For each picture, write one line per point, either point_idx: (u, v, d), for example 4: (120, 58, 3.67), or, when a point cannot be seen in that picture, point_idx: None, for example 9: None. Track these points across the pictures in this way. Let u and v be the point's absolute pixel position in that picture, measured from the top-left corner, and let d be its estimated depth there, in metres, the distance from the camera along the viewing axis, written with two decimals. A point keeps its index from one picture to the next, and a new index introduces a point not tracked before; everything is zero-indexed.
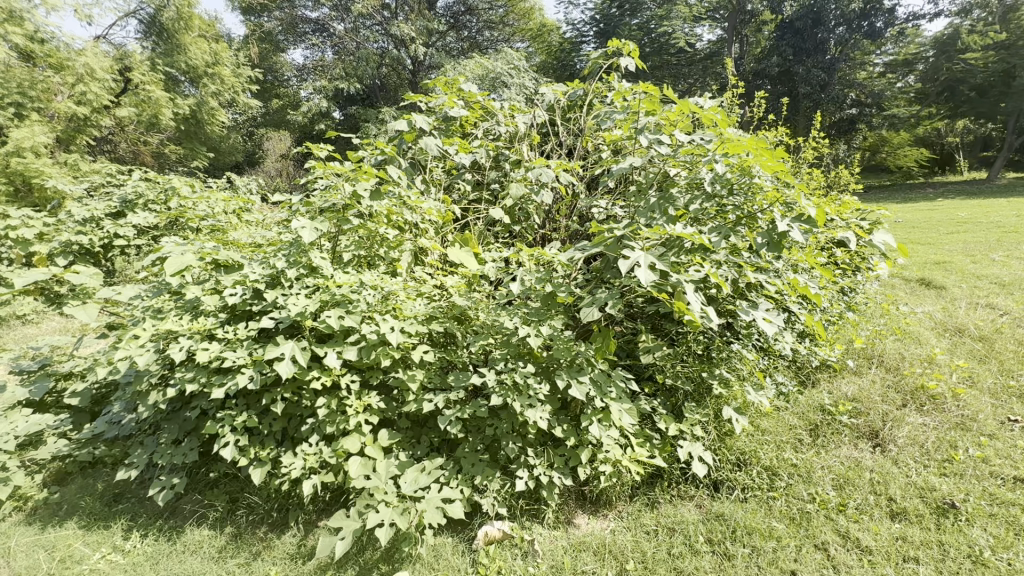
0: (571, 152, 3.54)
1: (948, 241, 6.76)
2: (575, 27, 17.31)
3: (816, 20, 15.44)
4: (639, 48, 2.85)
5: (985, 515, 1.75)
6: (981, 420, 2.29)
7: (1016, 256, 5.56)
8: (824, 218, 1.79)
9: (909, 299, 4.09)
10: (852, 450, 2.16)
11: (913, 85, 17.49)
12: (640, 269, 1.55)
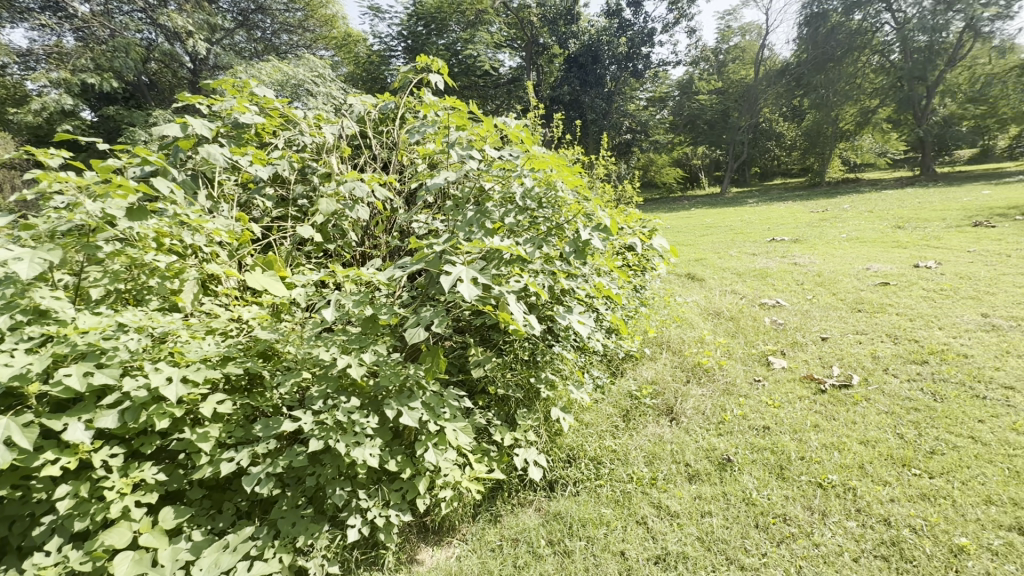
0: (386, 166, 3.40)
1: (702, 242, 8.47)
2: (382, 40, 17.09)
3: (594, 58, 17.96)
4: (447, 66, 2.84)
5: (749, 462, 2.16)
6: (738, 384, 2.88)
7: (745, 251, 7.22)
8: (616, 228, 2.03)
9: (682, 291, 4.96)
10: (656, 426, 2.49)
11: (667, 117, 21.68)
12: (462, 284, 1.52)
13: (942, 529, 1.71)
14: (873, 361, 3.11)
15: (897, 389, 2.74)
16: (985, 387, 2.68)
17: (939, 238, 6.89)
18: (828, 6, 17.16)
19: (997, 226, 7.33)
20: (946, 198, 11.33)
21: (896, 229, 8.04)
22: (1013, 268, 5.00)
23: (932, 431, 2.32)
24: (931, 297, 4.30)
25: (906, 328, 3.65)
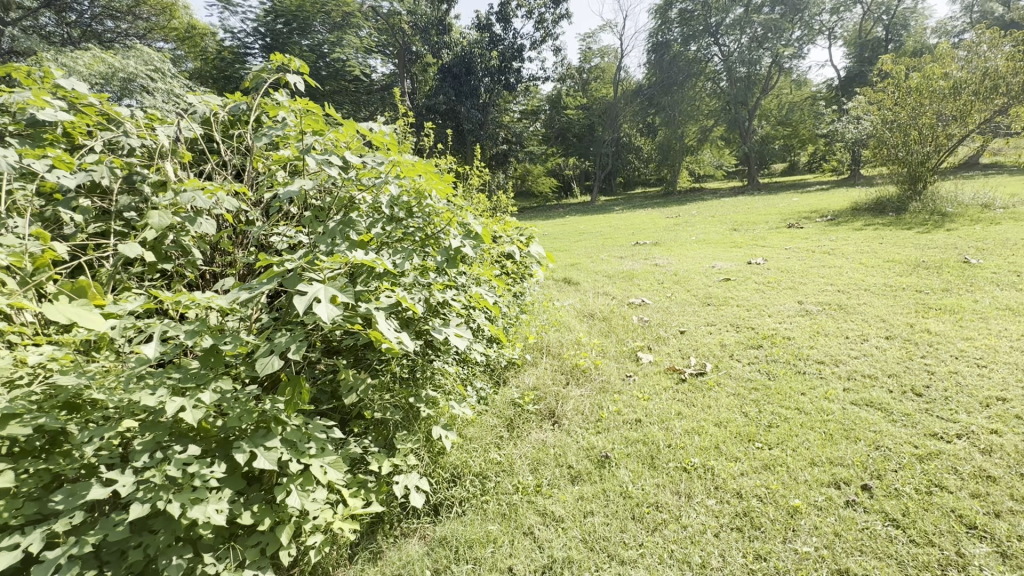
0: (240, 173, 3.00)
1: (576, 247, 8.98)
2: (235, 36, 15.52)
3: (468, 69, 18.01)
4: (307, 64, 2.53)
5: (624, 456, 2.28)
6: (612, 381, 3.05)
7: (614, 255, 7.80)
8: (489, 237, 2.01)
9: (559, 295, 5.17)
10: (539, 432, 2.52)
11: (540, 129, 22.79)
12: (319, 306, 1.36)
13: (781, 493, 1.96)
14: (721, 349, 3.51)
15: (741, 372, 3.12)
16: (804, 364, 3.17)
17: (765, 239, 8.12)
18: (670, 36, 19.47)
19: (805, 227, 8.85)
20: (767, 204, 13.44)
21: (733, 231, 9.31)
22: (817, 261, 6.06)
23: (768, 406, 2.67)
24: (761, 289, 5.03)
25: (745, 317, 4.20)
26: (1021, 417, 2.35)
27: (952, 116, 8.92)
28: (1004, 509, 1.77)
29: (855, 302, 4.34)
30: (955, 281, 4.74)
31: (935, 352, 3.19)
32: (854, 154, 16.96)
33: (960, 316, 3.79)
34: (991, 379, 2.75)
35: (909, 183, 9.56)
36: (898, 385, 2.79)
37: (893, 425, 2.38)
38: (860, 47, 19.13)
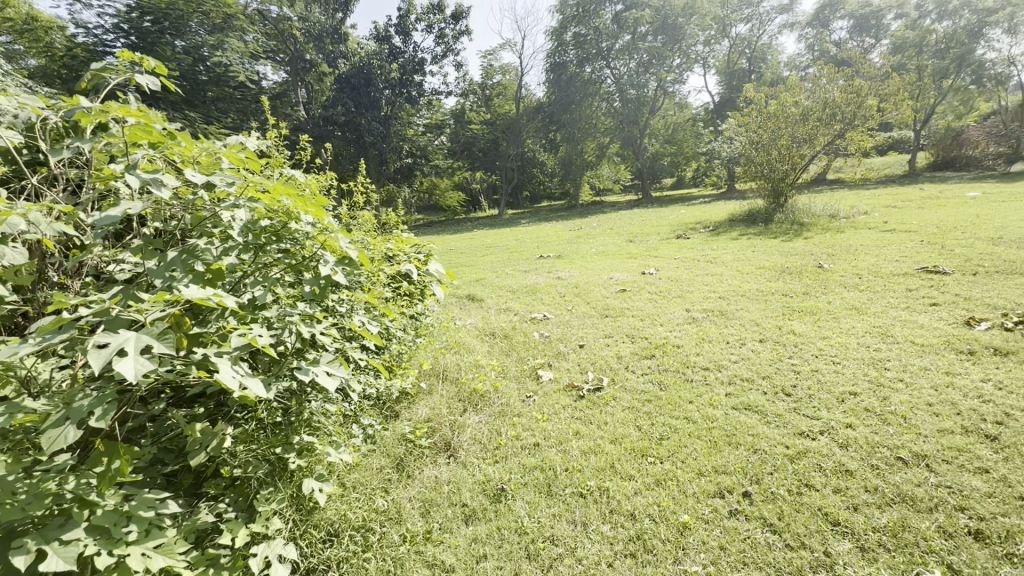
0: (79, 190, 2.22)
1: (482, 262, 8.93)
2: (90, 31, 13.54)
3: (367, 80, 17.47)
4: (164, 63, 1.98)
5: (522, 487, 2.18)
6: (510, 404, 2.96)
7: (519, 269, 7.85)
8: (364, 261, 1.85)
9: (462, 314, 5.03)
10: (433, 469, 2.34)
11: (446, 143, 22.67)
12: (118, 363, 1.06)
13: (671, 510, 1.97)
14: (618, 361, 3.58)
15: (634, 384, 3.20)
16: (691, 371, 3.32)
17: (657, 249, 8.66)
18: (566, 57, 20.44)
19: (691, 237, 9.61)
20: (658, 216, 14.47)
21: (629, 242, 9.84)
22: (702, 270, 6.54)
23: (659, 417, 2.74)
24: (654, 298, 5.28)
25: (639, 327, 4.37)
26: (869, 409, 2.62)
27: (803, 139, 10.22)
28: (861, 502, 1.91)
29: (734, 308, 4.70)
30: (813, 284, 5.34)
31: (800, 352, 3.51)
32: (729, 171, 18.94)
33: (818, 316, 4.24)
34: (844, 374, 3.06)
35: (773, 197, 10.78)
36: (771, 386, 3.01)
37: (767, 426, 2.54)
38: (729, 76, 21.49)
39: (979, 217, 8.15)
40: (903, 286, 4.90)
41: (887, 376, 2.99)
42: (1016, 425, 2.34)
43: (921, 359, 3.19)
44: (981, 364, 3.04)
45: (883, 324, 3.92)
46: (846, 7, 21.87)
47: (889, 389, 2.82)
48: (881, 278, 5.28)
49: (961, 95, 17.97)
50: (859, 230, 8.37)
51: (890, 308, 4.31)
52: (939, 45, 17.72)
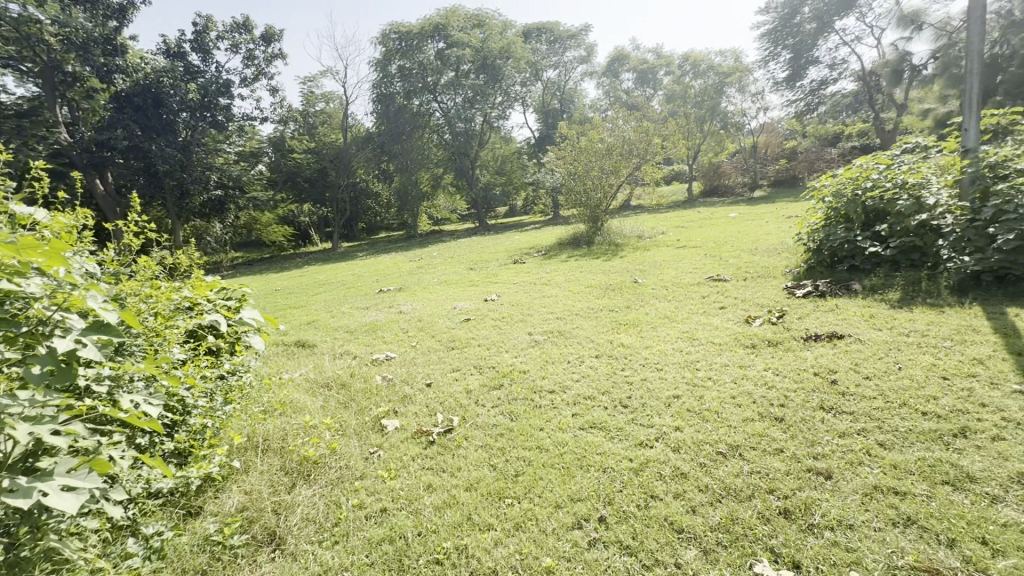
0: None
1: (314, 302, 8.12)
2: None
3: (157, 101, 15.13)
4: None
5: (368, 569, 1.86)
6: (352, 467, 2.58)
7: (357, 306, 7.32)
8: (134, 324, 1.39)
9: (289, 366, 4.38)
10: (252, 573, 1.86)
11: (265, 173, 20.53)
12: None
13: (533, 555, 1.86)
14: (468, 397, 3.44)
15: (486, 419, 3.08)
16: (539, 397, 3.34)
17: (496, 275, 8.90)
18: (392, 89, 20.35)
19: (527, 262, 10.15)
20: (495, 243, 15.04)
21: (469, 270, 9.96)
22: (539, 293, 6.88)
23: (513, 451, 2.66)
24: (498, 325, 5.32)
25: (485, 356, 4.31)
26: (690, 409, 2.91)
27: (609, 170, 11.63)
28: (697, 503, 2.05)
29: (569, 327, 4.97)
30: (633, 298, 5.97)
31: (630, 363, 3.81)
32: (553, 199, 20.80)
33: (640, 328, 4.71)
34: (667, 380, 3.39)
35: (592, 222, 12.05)
36: (610, 401, 3.17)
37: (612, 442, 2.63)
38: (545, 114, 23.65)
39: (740, 233, 10.23)
40: (698, 294, 5.78)
41: (699, 375, 3.40)
42: (792, 404, 2.82)
43: (720, 356, 3.71)
44: (761, 355, 3.66)
45: (689, 329, 4.52)
46: (630, 62, 26.10)
47: (702, 388, 3.20)
48: (682, 288, 6.16)
49: (716, 137, 22.81)
50: (660, 248, 9.80)
51: (693, 313, 5.01)
52: (697, 98, 22.18)
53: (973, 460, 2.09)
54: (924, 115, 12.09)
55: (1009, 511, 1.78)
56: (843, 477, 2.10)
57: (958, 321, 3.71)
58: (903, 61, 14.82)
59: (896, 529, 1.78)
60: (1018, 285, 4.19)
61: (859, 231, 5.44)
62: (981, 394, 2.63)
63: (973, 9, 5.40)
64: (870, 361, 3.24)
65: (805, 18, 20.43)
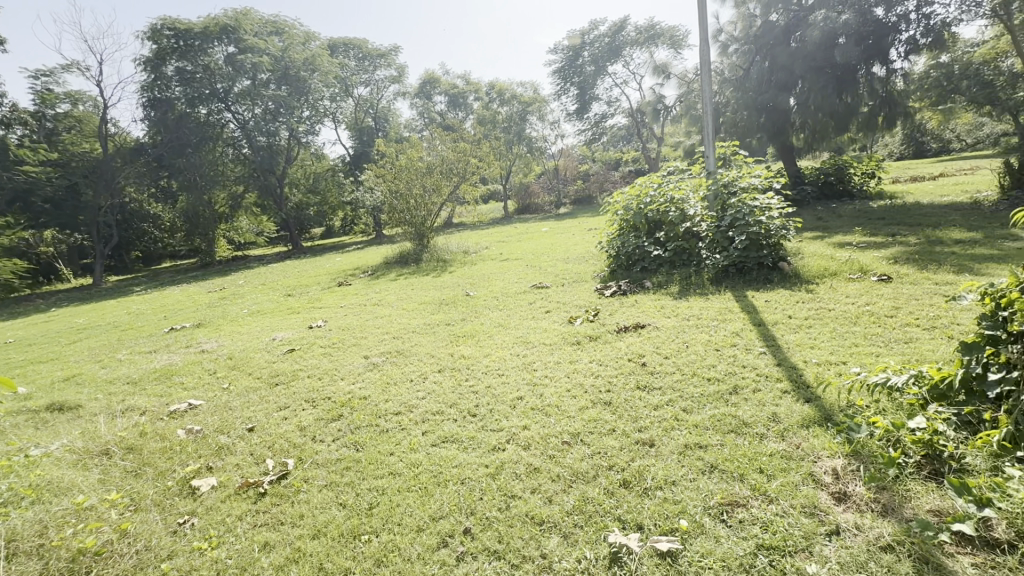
0: None
1: (72, 352, 6.35)
2: None
3: None
4: None
5: None
6: (158, 546, 2.07)
7: (139, 350, 5.95)
8: None
9: (41, 438, 3.32)
10: None
11: None
12: None
13: None
14: (302, 435, 3.07)
15: (329, 454, 2.79)
16: (385, 421, 3.16)
17: (320, 300, 8.20)
18: (170, 94, 17.33)
19: (352, 284, 9.59)
20: (314, 266, 13.87)
21: (286, 297, 8.96)
22: (370, 314, 6.55)
23: (364, 483, 2.45)
24: (329, 352, 4.89)
25: (318, 388, 3.91)
26: (534, 407, 3.09)
27: (431, 188, 11.75)
28: (553, 493, 2.17)
29: (408, 345, 4.85)
30: (467, 311, 6.11)
31: (472, 373, 3.88)
32: (375, 218, 20.18)
33: (477, 338, 4.83)
34: (509, 383, 3.54)
35: (417, 239, 11.97)
36: (459, 412, 3.17)
37: (466, 453, 2.63)
38: (359, 132, 22.83)
39: (552, 245, 11.34)
40: (526, 301, 6.21)
41: (537, 375, 3.63)
42: (616, 388, 3.21)
43: (553, 355, 4.03)
44: (585, 349, 4.09)
45: (521, 333, 4.81)
46: (441, 86, 26.90)
47: (541, 386, 3.42)
48: (511, 297, 6.53)
49: (524, 160, 24.89)
50: (485, 262, 10.27)
51: (523, 319, 5.35)
52: (505, 124, 24.27)
53: (744, 409, 2.66)
54: (676, 145, 15.15)
55: (772, 443, 2.31)
56: (662, 442, 2.46)
57: (720, 304, 4.71)
58: (659, 103, 18.32)
59: (705, 475, 2.15)
60: (751, 273, 5.50)
61: (645, 238, 6.51)
62: (742, 357, 3.38)
63: (703, 65, 6.96)
64: (667, 343, 3.89)
65: (585, 61, 23.93)
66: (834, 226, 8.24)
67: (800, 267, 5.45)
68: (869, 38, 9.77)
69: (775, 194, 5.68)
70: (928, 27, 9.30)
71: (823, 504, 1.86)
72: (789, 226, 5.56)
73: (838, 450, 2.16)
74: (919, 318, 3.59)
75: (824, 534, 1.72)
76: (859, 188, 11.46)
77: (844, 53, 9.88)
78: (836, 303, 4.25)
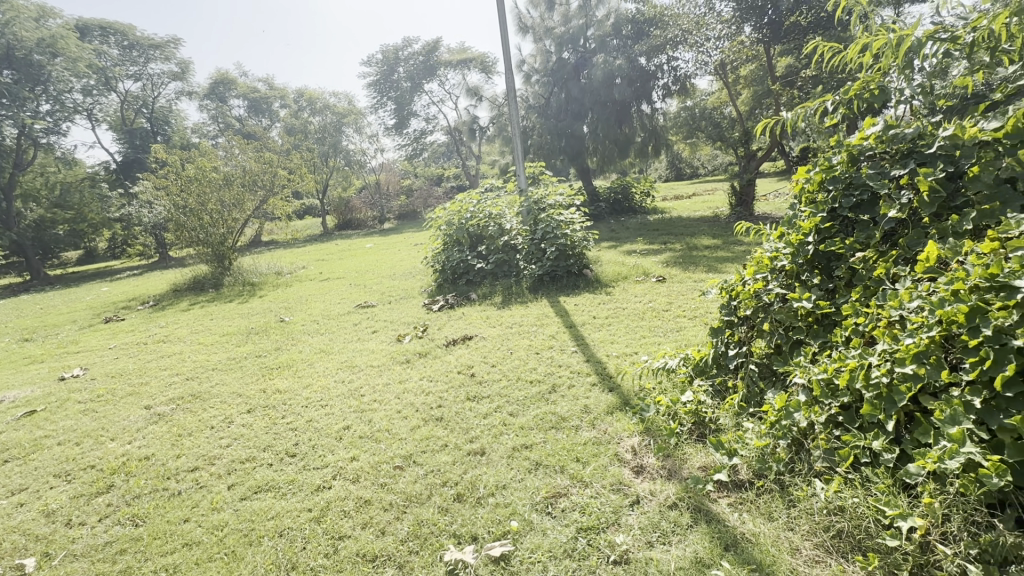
0: None
1: None
2: None
3: None
4: None
5: None
6: None
7: None
8: None
9: None
10: None
11: None
12: None
13: None
14: (49, 522, 2.37)
15: (93, 539, 2.20)
16: (176, 481, 2.63)
17: (78, 342, 6.48)
18: None
19: (127, 318, 7.81)
20: (69, 300, 10.93)
21: (21, 344, 6.83)
22: (153, 354, 5.40)
23: (148, 565, 2.00)
24: (91, 408, 3.88)
25: (75, 455, 3.08)
26: (362, 435, 2.91)
27: (231, 203, 10.24)
28: (385, 523, 2.07)
29: (208, 386, 4.13)
30: (282, 339, 5.48)
31: (290, 408, 3.48)
32: (156, 237, 16.76)
33: (295, 368, 4.37)
34: (333, 414, 3.27)
35: (216, 262, 10.18)
36: (274, 455, 2.81)
37: (284, 500, 2.34)
38: (128, 134, 18.87)
39: (378, 262, 10.93)
40: (350, 322, 5.87)
41: (365, 400, 3.44)
42: (446, 402, 3.23)
43: (381, 378, 3.86)
44: (415, 367, 4.02)
45: (346, 358, 4.50)
46: (238, 88, 23.95)
47: (370, 412, 3.24)
48: (334, 320, 6.08)
49: (342, 173, 23.44)
50: (303, 283, 9.39)
51: (348, 342, 5.02)
52: (318, 134, 22.62)
53: (562, 406, 2.92)
54: (492, 164, 16.04)
55: (586, 432, 2.58)
56: (492, 449, 2.55)
57: (537, 311, 5.12)
58: (474, 123, 19.26)
59: (532, 473, 2.29)
60: (562, 280, 6.10)
61: (468, 252, 6.72)
62: (558, 357, 3.73)
63: (510, 91, 7.53)
64: (493, 352, 4.06)
65: (400, 76, 23.91)
66: (624, 236, 9.66)
67: (600, 273, 6.26)
68: (638, 81, 11.74)
69: (576, 210, 6.44)
70: (676, 77, 11.64)
71: (626, 478, 2.15)
72: (589, 238, 6.35)
73: (634, 430, 2.51)
74: (685, 310, 4.43)
75: (628, 505, 1.98)
76: (639, 204, 13.70)
77: (620, 91, 11.75)
78: (628, 302, 4.99)
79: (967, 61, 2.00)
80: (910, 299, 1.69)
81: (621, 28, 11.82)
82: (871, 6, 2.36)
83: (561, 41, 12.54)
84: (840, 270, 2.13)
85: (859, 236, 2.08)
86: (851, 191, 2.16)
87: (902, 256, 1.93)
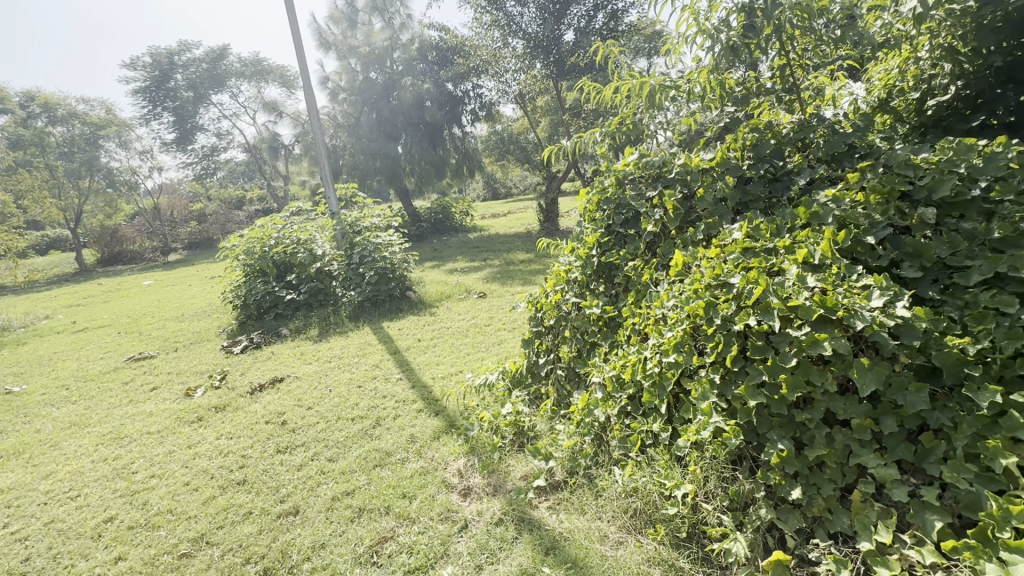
0: None
1: None
2: None
3: None
4: None
5: None
6: None
7: None
8: None
9: None
10: None
11: None
12: None
13: None
14: None
15: None
16: None
17: None
18: None
19: None
20: None
21: None
22: None
23: None
24: None
25: None
26: (132, 526, 2.31)
27: None
28: None
29: None
30: (7, 418, 4.12)
31: (18, 511, 2.60)
32: None
33: (29, 454, 3.32)
34: (89, 506, 2.55)
35: None
36: None
37: None
38: None
39: (159, 302, 9.12)
40: (117, 381, 4.71)
41: (137, 479, 2.76)
42: (251, 460, 2.78)
43: (162, 446, 3.15)
44: (210, 425, 3.39)
45: (112, 429, 3.57)
46: None
47: (145, 492, 2.61)
48: (93, 382, 4.81)
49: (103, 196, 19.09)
50: (46, 337, 7.29)
51: (114, 408, 3.99)
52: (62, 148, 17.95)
53: (388, 439, 2.77)
54: (301, 184, 14.85)
55: (413, 464, 2.48)
56: (308, 505, 2.26)
57: (359, 340, 4.82)
58: (277, 141, 17.59)
59: (353, 523, 2.09)
60: (385, 304, 5.87)
61: (275, 283, 6.04)
62: (382, 388, 3.54)
63: (311, 108, 7.07)
64: (309, 393, 3.66)
65: (179, 84, 20.59)
66: (446, 255, 9.82)
67: (423, 294, 6.20)
68: (447, 105, 12.22)
69: (393, 231, 6.34)
70: (482, 103, 12.42)
71: (454, 505, 2.11)
72: (409, 259, 6.27)
73: (459, 452, 2.51)
74: (505, 324, 4.66)
75: (456, 533, 1.94)
76: (459, 223, 14.10)
77: (431, 114, 12.02)
78: (451, 321, 5.04)
79: (688, 105, 2.50)
80: (667, 299, 2.02)
81: (426, 53, 12.21)
82: (622, 54, 2.79)
83: (366, 61, 12.24)
84: (619, 278, 2.45)
85: (629, 248, 2.44)
86: (620, 209, 2.52)
87: (660, 263, 2.31)
